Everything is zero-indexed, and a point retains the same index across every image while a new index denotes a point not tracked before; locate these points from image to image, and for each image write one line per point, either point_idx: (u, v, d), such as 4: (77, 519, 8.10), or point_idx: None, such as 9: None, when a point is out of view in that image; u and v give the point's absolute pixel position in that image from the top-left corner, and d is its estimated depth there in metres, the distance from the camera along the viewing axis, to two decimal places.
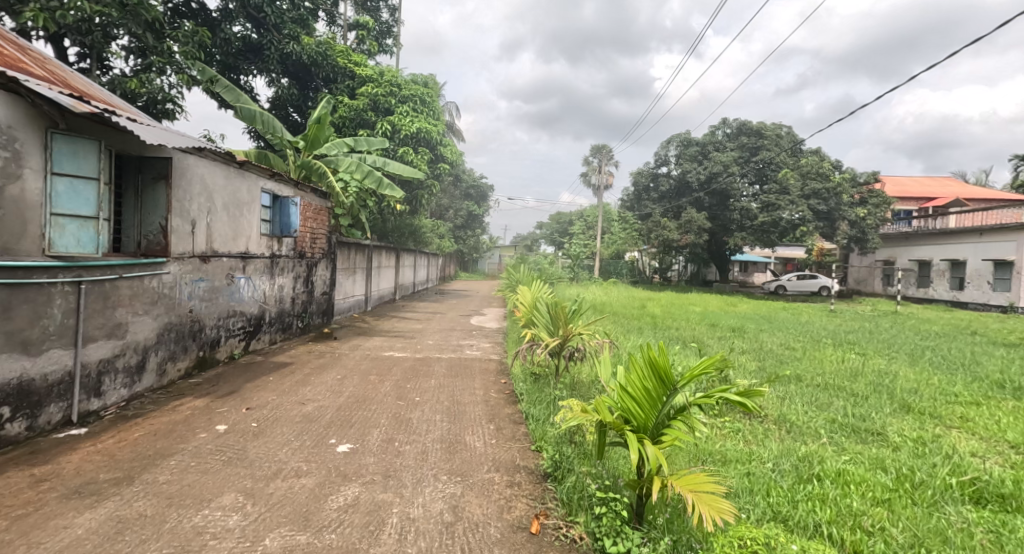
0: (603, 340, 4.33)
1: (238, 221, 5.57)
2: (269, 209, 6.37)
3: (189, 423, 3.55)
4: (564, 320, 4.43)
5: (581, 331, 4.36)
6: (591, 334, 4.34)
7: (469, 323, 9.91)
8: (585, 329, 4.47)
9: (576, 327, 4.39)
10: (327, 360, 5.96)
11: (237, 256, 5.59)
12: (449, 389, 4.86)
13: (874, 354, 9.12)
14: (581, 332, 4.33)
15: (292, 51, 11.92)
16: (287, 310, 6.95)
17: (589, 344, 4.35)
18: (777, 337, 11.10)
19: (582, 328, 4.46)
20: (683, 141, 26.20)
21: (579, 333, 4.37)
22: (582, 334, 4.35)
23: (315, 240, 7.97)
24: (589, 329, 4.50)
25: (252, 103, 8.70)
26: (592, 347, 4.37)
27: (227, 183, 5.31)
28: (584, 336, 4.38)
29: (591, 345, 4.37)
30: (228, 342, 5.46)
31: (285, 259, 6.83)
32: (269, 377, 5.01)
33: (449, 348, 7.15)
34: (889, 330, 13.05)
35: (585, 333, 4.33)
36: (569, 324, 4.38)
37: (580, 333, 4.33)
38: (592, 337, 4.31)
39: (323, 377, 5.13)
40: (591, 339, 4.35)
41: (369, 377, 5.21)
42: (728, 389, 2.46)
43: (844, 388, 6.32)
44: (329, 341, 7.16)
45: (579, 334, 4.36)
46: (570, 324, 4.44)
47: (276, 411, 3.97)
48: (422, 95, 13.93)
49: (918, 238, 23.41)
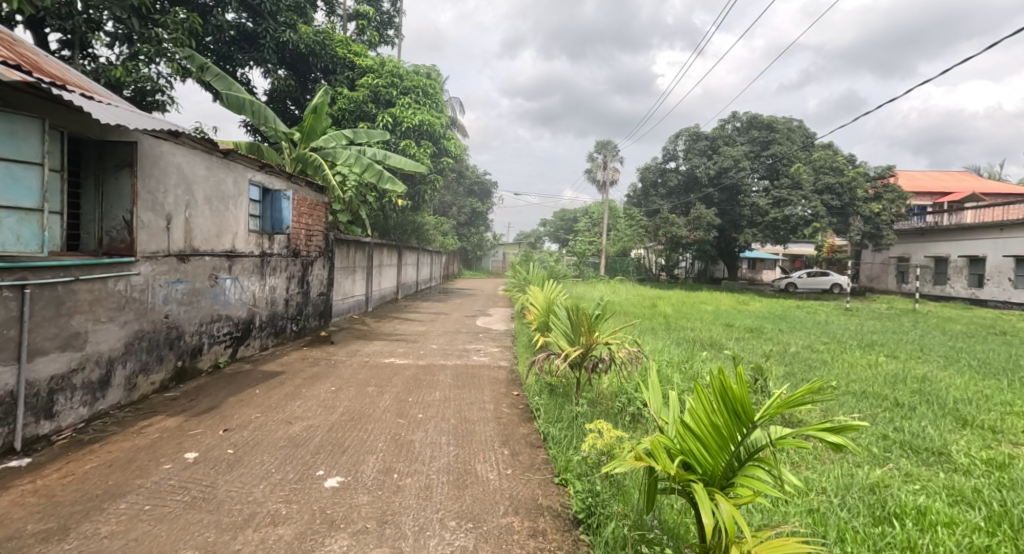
0: (634, 349, 3.80)
1: (223, 216, 5.06)
2: (258, 204, 5.86)
3: (154, 449, 3.04)
4: (588, 324, 3.89)
5: (609, 338, 3.83)
6: (620, 341, 3.81)
7: (475, 325, 9.38)
8: (612, 337, 3.94)
9: (602, 334, 3.86)
10: (322, 368, 5.43)
11: (222, 255, 5.08)
12: (456, 402, 4.34)
13: (907, 357, 8.56)
14: (609, 338, 3.82)
15: (288, 40, 11.44)
16: (280, 313, 6.46)
17: (619, 354, 3.82)
18: (798, 339, 10.55)
19: (609, 335, 3.94)
20: (691, 136, 25.58)
21: (607, 341, 3.85)
22: (610, 342, 3.83)
23: (312, 238, 7.48)
24: (616, 336, 3.98)
25: (243, 91, 8.21)
26: (621, 356, 3.83)
27: (209, 173, 4.79)
28: (611, 344, 3.85)
29: (620, 355, 3.85)
30: (213, 350, 4.96)
31: (277, 258, 6.33)
32: (256, 389, 4.48)
33: (455, 353, 6.61)
34: (913, 330, 12.48)
35: (613, 341, 3.82)
36: (595, 330, 3.84)
37: (609, 339, 3.80)
38: (621, 346, 3.79)
39: (316, 389, 4.60)
40: (621, 348, 3.83)
41: (367, 389, 4.68)
42: (819, 423, 1.90)
43: (887, 398, 5.77)
44: (325, 346, 6.66)
45: (606, 342, 3.83)
46: (595, 329, 3.90)
47: (260, 432, 3.47)
48: (425, 87, 13.43)
49: (935, 234, 22.79)
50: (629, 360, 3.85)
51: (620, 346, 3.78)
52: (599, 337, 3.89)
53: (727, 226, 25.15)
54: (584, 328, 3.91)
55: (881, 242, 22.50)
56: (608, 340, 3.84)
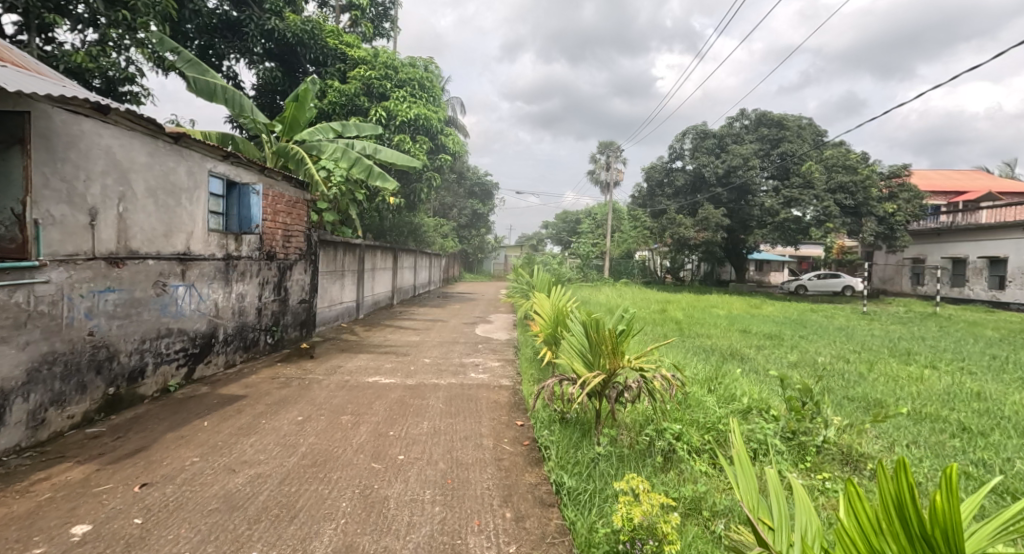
0: (669, 376, 3.08)
1: (173, 212, 4.28)
2: (221, 200, 5.09)
3: (33, 522, 2.27)
4: (612, 345, 3.07)
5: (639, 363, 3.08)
6: (654, 366, 3.08)
7: (474, 334, 8.58)
8: (643, 358, 3.18)
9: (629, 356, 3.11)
10: (292, 391, 4.62)
11: (173, 258, 4.30)
12: (448, 438, 3.56)
13: (952, 369, 7.73)
14: (639, 363, 3.07)
15: (274, 28, 10.79)
16: (250, 324, 5.67)
17: (651, 382, 3.09)
18: (825, 347, 9.71)
19: (638, 357, 3.18)
20: (699, 134, 24.80)
21: (637, 367, 3.10)
22: (640, 368, 3.08)
23: (290, 239, 6.69)
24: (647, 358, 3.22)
25: (214, 77, 7.57)
26: (652, 383, 3.11)
27: (153, 161, 4.02)
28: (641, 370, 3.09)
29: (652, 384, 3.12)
30: (160, 371, 4.18)
31: (246, 263, 5.54)
32: (204, 419, 3.69)
33: (450, 369, 5.81)
34: (945, 337, 11.60)
35: (647, 366, 3.06)
36: (623, 354, 3.07)
37: (642, 365, 3.04)
38: (655, 372, 3.05)
39: (278, 421, 3.79)
40: (654, 373, 3.09)
41: (339, 420, 3.87)
42: None
43: (951, 422, 4.96)
44: (301, 361, 5.85)
45: (633, 368, 3.07)
46: (622, 351, 3.12)
47: (192, 486, 2.69)
48: (422, 79, 12.68)
49: (952, 234, 21.97)
50: (663, 389, 3.12)
51: (653, 371, 3.04)
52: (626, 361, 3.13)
53: (735, 226, 24.37)
54: (606, 351, 3.11)
55: (895, 243, 21.73)
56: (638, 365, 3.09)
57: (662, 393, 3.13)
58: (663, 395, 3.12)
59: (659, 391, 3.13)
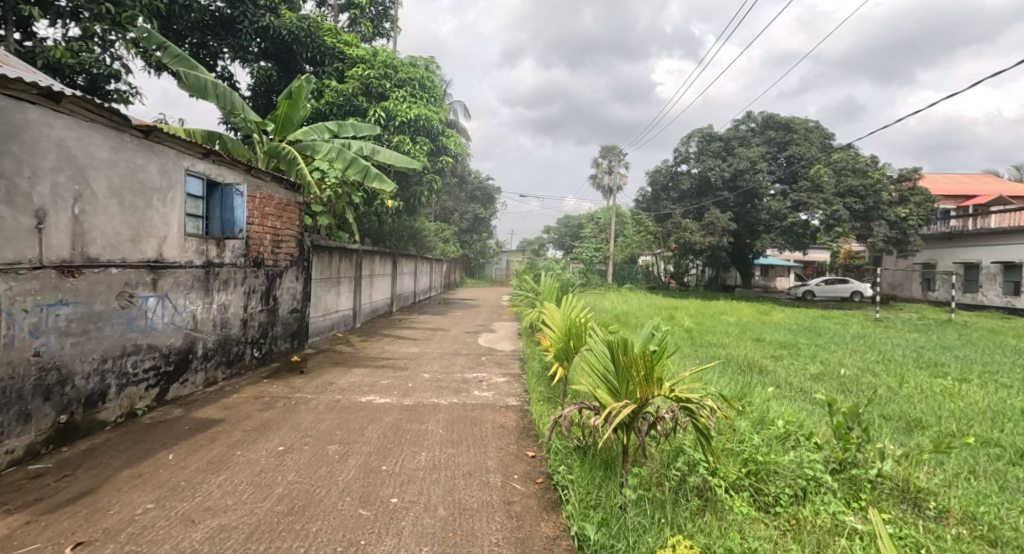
0: (714, 406, 2.61)
1: (143, 215, 3.84)
2: (201, 201, 4.63)
3: None
4: (649, 372, 2.58)
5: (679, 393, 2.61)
6: (699, 396, 2.61)
7: (477, 345, 8.12)
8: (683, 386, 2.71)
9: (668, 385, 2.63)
10: (276, 413, 4.13)
11: (143, 265, 3.84)
12: (448, 475, 3.10)
13: (985, 383, 7.26)
14: (679, 393, 2.61)
15: (269, 26, 10.44)
16: (234, 337, 5.21)
17: (694, 414, 2.63)
18: (846, 358, 9.23)
19: (676, 383, 2.70)
20: (703, 137, 24.36)
21: (679, 397, 2.62)
22: (683, 398, 2.60)
23: (280, 244, 6.23)
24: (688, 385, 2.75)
25: (204, 72, 7.15)
26: (696, 415, 2.65)
27: (118, 157, 3.57)
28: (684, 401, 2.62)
29: (693, 415, 2.66)
30: (126, 393, 3.71)
31: (230, 270, 5.08)
32: (170, 451, 3.21)
33: (451, 386, 5.31)
34: (966, 345, 11.12)
35: (689, 395, 2.59)
36: (662, 383, 2.59)
37: (682, 396, 2.58)
38: (699, 402, 2.60)
39: (255, 452, 3.31)
40: (698, 404, 2.62)
41: (325, 451, 3.39)
42: None
43: (1006, 446, 4.48)
44: (289, 378, 5.36)
45: (674, 399, 2.59)
46: (658, 378, 2.64)
47: (137, 547, 2.23)
48: (422, 79, 12.24)
49: (964, 239, 21.46)
50: (706, 422, 2.66)
51: (697, 403, 2.58)
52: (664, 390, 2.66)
53: (742, 231, 23.91)
54: (639, 378, 2.61)
55: (907, 248, 21.31)
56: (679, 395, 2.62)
57: (706, 426, 2.67)
58: (706, 428, 2.66)
59: (703, 424, 2.67)
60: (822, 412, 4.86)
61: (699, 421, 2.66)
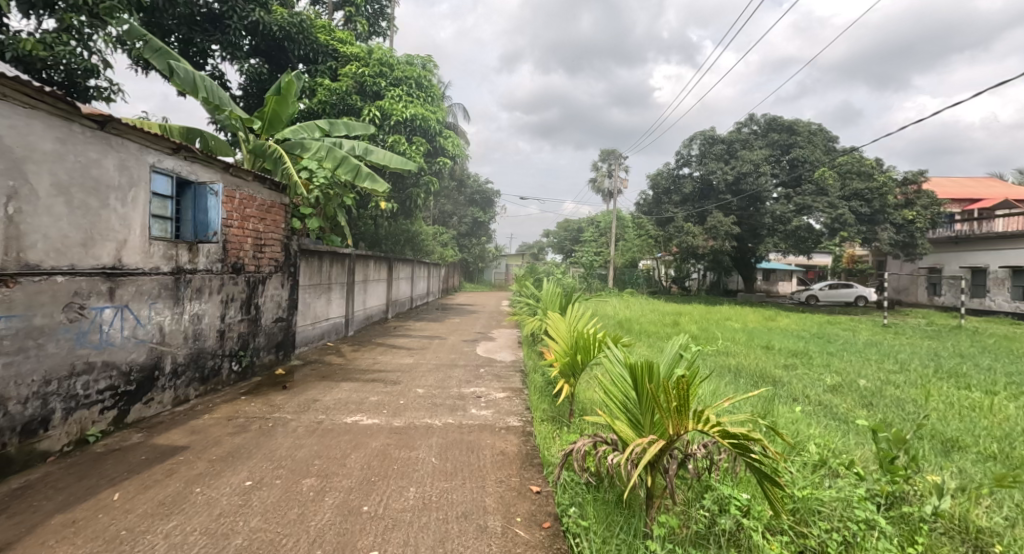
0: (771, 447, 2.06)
1: (98, 215, 3.42)
2: (171, 201, 4.19)
3: None
4: (683, 400, 2.07)
5: (727, 428, 2.05)
6: (757, 434, 2.03)
7: (475, 355, 7.66)
8: (730, 419, 2.15)
9: (712, 416, 2.09)
10: (249, 438, 3.68)
11: (98, 272, 3.42)
12: (436, 519, 2.65)
13: (1014, 395, 6.82)
14: (729, 428, 2.04)
15: (259, 21, 10.03)
16: (209, 350, 4.76)
17: (749, 456, 2.04)
18: (861, 367, 8.79)
19: (721, 415, 2.15)
20: (706, 139, 23.89)
21: (725, 434, 2.07)
22: (732, 435, 2.05)
23: (263, 249, 5.79)
24: (737, 416, 2.19)
25: (187, 65, 6.71)
26: (756, 457, 2.04)
27: (63, 149, 3.16)
28: (737, 442, 2.05)
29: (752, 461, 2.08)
30: (75, 419, 3.27)
31: (204, 277, 4.64)
32: (117, 489, 2.77)
33: (446, 404, 4.85)
34: (983, 353, 10.67)
35: (740, 430, 2.02)
36: (704, 416, 2.06)
37: (729, 431, 2.03)
38: (754, 439, 2.01)
39: (216, 489, 2.86)
40: (752, 441, 2.05)
41: (298, 486, 2.94)
42: None
43: None
44: (270, 395, 4.92)
45: (722, 435, 2.03)
46: (695, 407, 2.12)
47: None
48: (419, 77, 11.82)
49: (971, 243, 21.06)
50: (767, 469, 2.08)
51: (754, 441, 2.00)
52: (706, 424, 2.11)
53: (745, 234, 23.45)
54: (670, 408, 2.11)
55: (914, 251, 20.88)
56: (728, 433, 2.05)
57: (763, 469, 2.08)
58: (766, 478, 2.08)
59: (762, 466, 2.08)
60: (857, 436, 4.38)
61: (758, 465, 2.06)
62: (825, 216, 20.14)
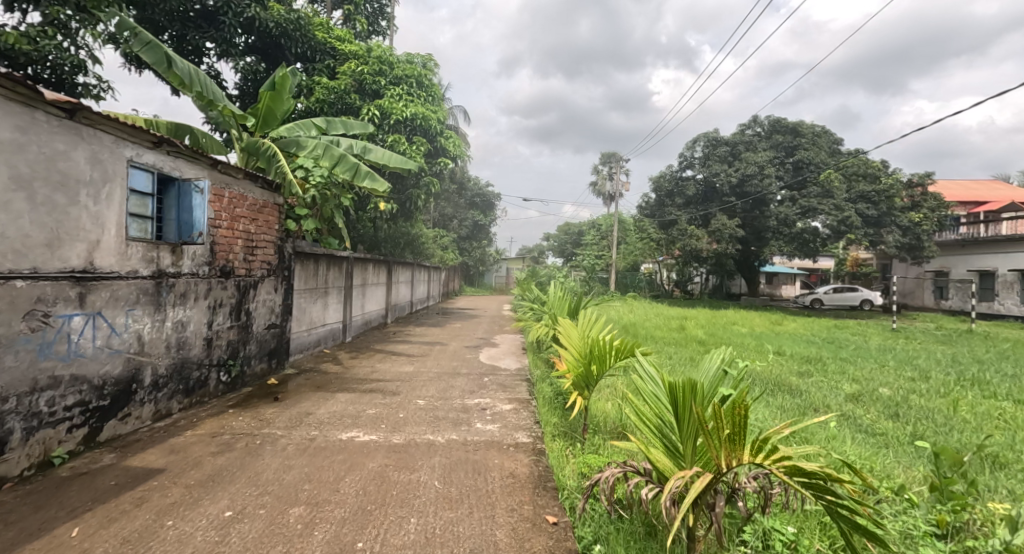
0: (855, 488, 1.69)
1: (66, 213, 3.11)
2: (152, 199, 3.87)
3: None
4: (740, 427, 1.75)
5: (795, 462, 1.72)
6: (835, 472, 1.68)
7: (478, 362, 7.34)
8: (798, 452, 1.80)
9: (775, 448, 1.76)
10: (233, 458, 3.34)
11: (66, 276, 3.10)
12: None
13: None
14: (797, 463, 1.71)
15: (254, 17, 9.74)
16: (195, 360, 4.43)
17: (826, 498, 1.68)
18: (878, 374, 8.46)
19: (786, 447, 1.80)
20: (710, 141, 23.55)
21: (794, 471, 1.72)
22: (805, 472, 1.69)
23: (255, 251, 5.46)
24: (804, 447, 1.85)
25: (179, 60, 6.38)
26: (837, 500, 1.67)
27: (24, 139, 2.86)
28: (809, 480, 1.70)
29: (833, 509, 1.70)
30: (37, 439, 2.95)
31: (189, 281, 4.31)
32: (78, 523, 2.45)
33: (450, 417, 4.51)
34: (1000, 359, 10.33)
35: (815, 466, 1.66)
36: (764, 446, 1.74)
37: (799, 466, 1.69)
38: (834, 479, 1.65)
39: (191, 522, 2.52)
40: (830, 481, 1.69)
41: (285, 518, 2.61)
42: None
43: None
44: (261, 407, 4.59)
45: (790, 474, 1.70)
46: (753, 436, 1.79)
47: None
48: (420, 76, 11.50)
49: (977, 246, 20.77)
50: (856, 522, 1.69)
51: (833, 480, 1.65)
52: (766, 457, 1.78)
53: (749, 237, 23.08)
54: (721, 437, 1.78)
55: (921, 254, 20.56)
56: (797, 469, 1.72)
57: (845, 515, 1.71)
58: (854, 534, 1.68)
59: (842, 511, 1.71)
60: (897, 455, 4.03)
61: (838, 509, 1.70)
62: (830, 219, 19.85)
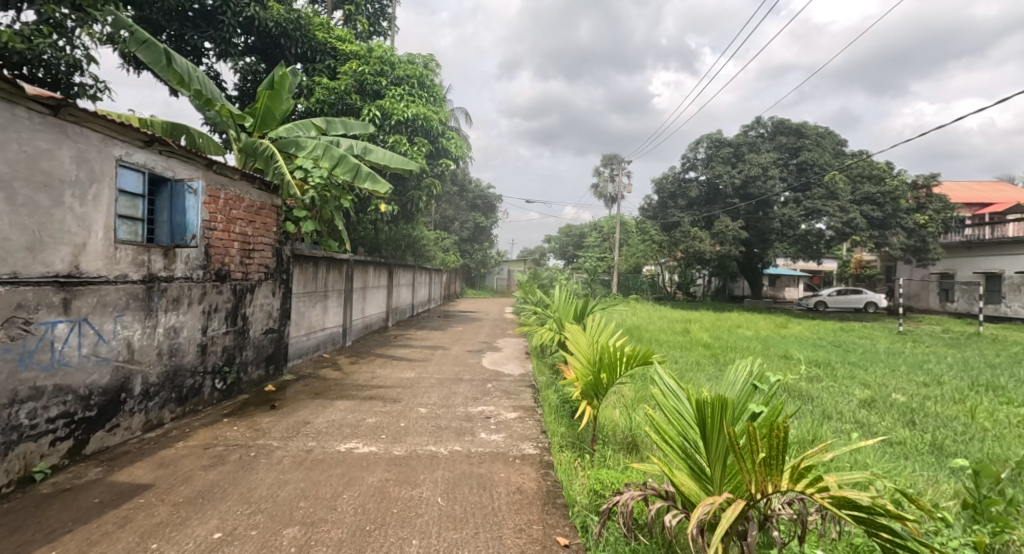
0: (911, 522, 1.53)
1: (49, 214, 2.95)
2: (144, 200, 3.72)
3: None
4: (779, 452, 1.57)
5: (845, 493, 1.54)
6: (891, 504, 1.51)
7: (480, 367, 7.18)
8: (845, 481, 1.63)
9: (819, 476, 1.59)
10: (226, 472, 3.18)
11: (49, 281, 2.95)
12: None
13: None
14: (847, 494, 1.54)
15: (253, 16, 9.60)
16: (188, 366, 4.27)
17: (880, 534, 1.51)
18: (889, 379, 8.27)
19: (831, 474, 1.64)
20: (713, 142, 23.36)
21: (842, 503, 1.55)
22: (855, 504, 1.53)
23: (252, 254, 5.30)
24: (850, 474, 1.68)
25: (177, 58, 6.24)
26: (894, 536, 1.51)
27: (5, 136, 2.71)
28: (860, 514, 1.53)
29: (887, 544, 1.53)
30: (17, 454, 2.80)
31: (182, 286, 4.14)
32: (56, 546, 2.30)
33: (453, 426, 4.33)
34: (1012, 363, 10.13)
35: (868, 497, 1.49)
36: (805, 472, 1.57)
37: (850, 497, 1.52)
38: (890, 512, 1.48)
39: (177, 545, 2.36)
40: (883, 514, 1.52)
41: (278, 540, 2.44)
42: None
43: None
44: (257, 416, 4.42)
45: (838, 505, 1.53)
46: (796, 462, 1.62)
47: None
48: (422, 76, 11.36)
49: (983, 248, 20.58)
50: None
51: (889, 516, 1.48)
52: (810, 484, 1.62)
53: (753, 239, 22.88)
54: (755, 462, 1.62)
55: (927, 256, 20.37)
56: (847, 500, 1.55)
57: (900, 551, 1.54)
58: None
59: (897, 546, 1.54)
60: (919, 468, 3.85)
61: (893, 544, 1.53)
62: (835, 221, 19.68)
